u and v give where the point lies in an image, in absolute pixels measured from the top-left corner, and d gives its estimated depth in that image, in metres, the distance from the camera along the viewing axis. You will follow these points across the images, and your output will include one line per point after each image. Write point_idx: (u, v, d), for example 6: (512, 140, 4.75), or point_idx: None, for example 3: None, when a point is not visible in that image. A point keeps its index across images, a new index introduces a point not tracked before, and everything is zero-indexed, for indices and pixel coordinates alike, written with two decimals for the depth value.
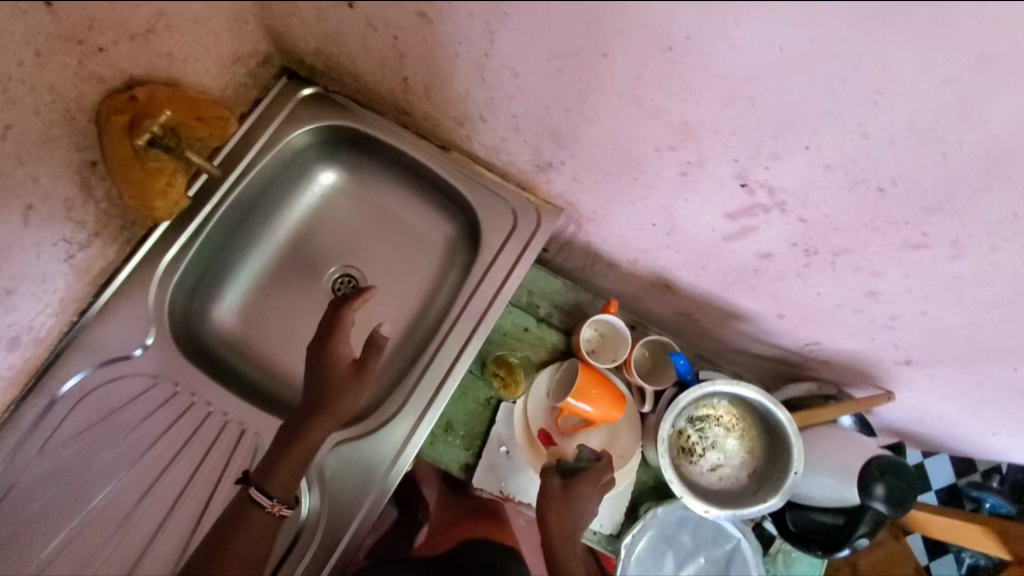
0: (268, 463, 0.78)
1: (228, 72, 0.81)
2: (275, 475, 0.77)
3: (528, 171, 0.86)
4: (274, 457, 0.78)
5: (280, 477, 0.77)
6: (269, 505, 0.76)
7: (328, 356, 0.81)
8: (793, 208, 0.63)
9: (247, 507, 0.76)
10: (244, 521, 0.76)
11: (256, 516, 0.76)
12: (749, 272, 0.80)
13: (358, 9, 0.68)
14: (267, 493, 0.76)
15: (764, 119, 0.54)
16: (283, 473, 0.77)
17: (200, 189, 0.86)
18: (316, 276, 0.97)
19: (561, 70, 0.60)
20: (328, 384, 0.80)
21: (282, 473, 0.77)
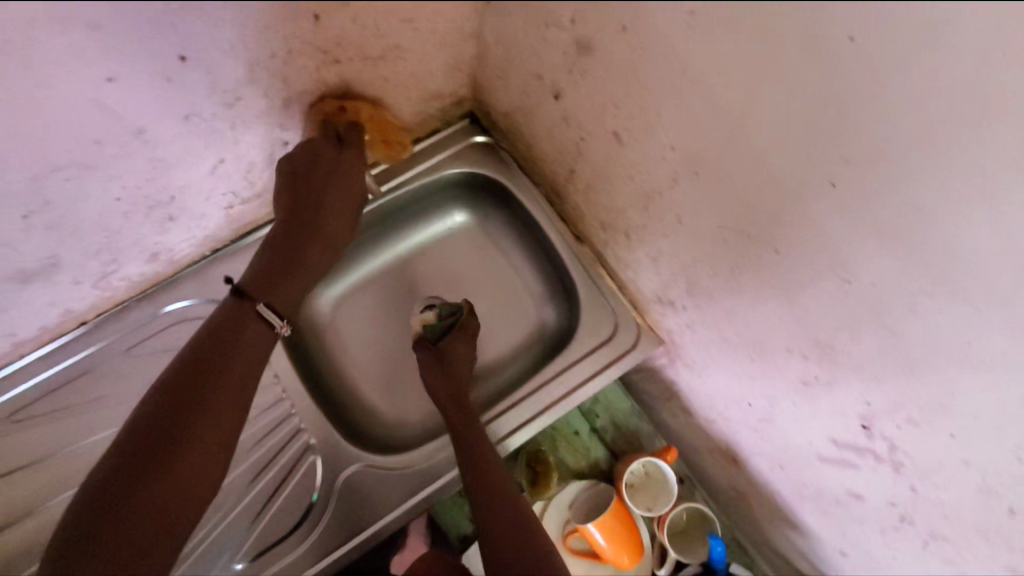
0: (271, 281, 0.72)
1: (425, 104, 0.87)
2: (282, 288, 0.73)
3: (648, 297, 0.86)
4: (271, 278, 0.72)
5: (279, 292, 0.72)
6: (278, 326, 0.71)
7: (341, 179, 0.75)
8: (908, 473, 0.58)
9: (250, 319, 0.69)
10: (237, 331, 0.68)
11: (258, 329, 0.70)
12: (830, 499, 0.74)
13: (562, 103, 0.72)
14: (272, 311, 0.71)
15: (915, 385, 0.50)
16: (291, 281, 0.73)
17: None
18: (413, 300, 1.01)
19: (726, 240, 0.60)
20: (332, 195, 0.75)
21: (291, 284, 0.73)
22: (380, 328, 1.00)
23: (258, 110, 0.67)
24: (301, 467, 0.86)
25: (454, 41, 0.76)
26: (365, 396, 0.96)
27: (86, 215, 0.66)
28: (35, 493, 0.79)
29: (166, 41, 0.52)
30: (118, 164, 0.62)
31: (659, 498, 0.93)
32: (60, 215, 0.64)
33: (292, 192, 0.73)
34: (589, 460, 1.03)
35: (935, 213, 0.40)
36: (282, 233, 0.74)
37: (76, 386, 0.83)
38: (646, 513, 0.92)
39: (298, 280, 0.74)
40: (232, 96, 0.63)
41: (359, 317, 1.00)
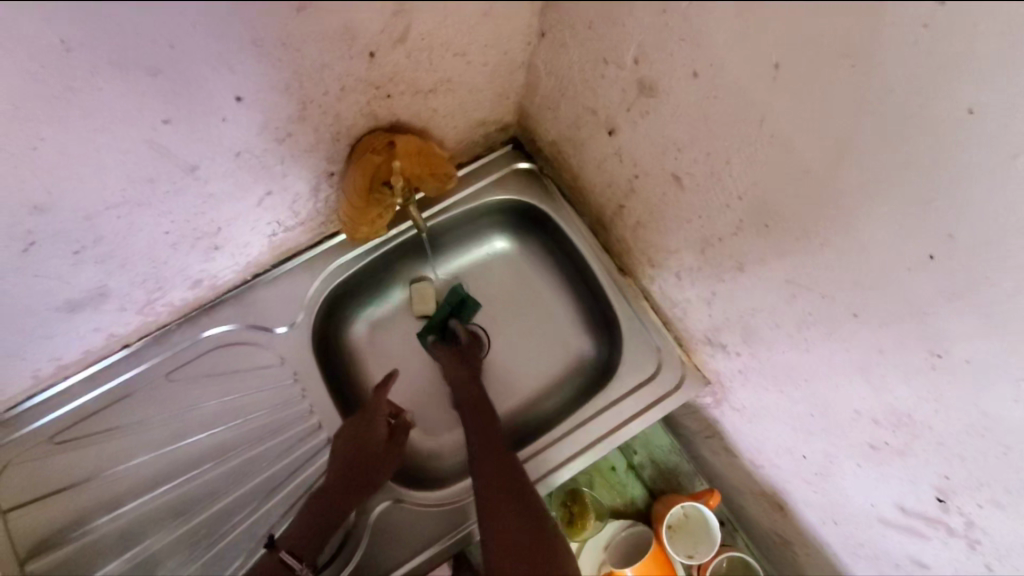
0: (302, 535, 0.78)
1: (471, 131, 0.85)
2: (304, 539, 0.77)
3: (695, 337, 0.82)
4: (302, 530, 0.78)
5: (305, 539, 0.77)
6: (297, 569, 0.74)
7: (364, 442, 0.83)
8: (987, 553, 0.54)
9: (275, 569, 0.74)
10: None
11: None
12: (890, 563, 0.69)
13: (616, 139, 0.70)
14: (294, 556, 0.75)
15: (1007, 469, 0.46)
16: (309, 537, 0.78)
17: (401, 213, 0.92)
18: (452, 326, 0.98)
19: (794, 295, 0.57)
20: (363, 453, 0.83)
21: (312, 535, 0.78)
22: (418, 355, 0.99)
23: (307, 144, 0.66)
24: None
25: (505, 73, 0.73)
26: None
27: (135, 248, 0.66)
28: (73, 516, 0.79)
29: (222, 84, 0.52)
30: (169, 200, 0.62)
31: (701, 544, 0.89)
32: (111, 248, 0.64)
33: (339, 444, 0.83)
34: (626, 500, 1.00)
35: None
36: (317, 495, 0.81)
37: (116, 410, 0.83)
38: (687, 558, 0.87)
39: (324, 523, 0.79)
40: (284, 132, 0.62)
41: (395, 342, 0.99)
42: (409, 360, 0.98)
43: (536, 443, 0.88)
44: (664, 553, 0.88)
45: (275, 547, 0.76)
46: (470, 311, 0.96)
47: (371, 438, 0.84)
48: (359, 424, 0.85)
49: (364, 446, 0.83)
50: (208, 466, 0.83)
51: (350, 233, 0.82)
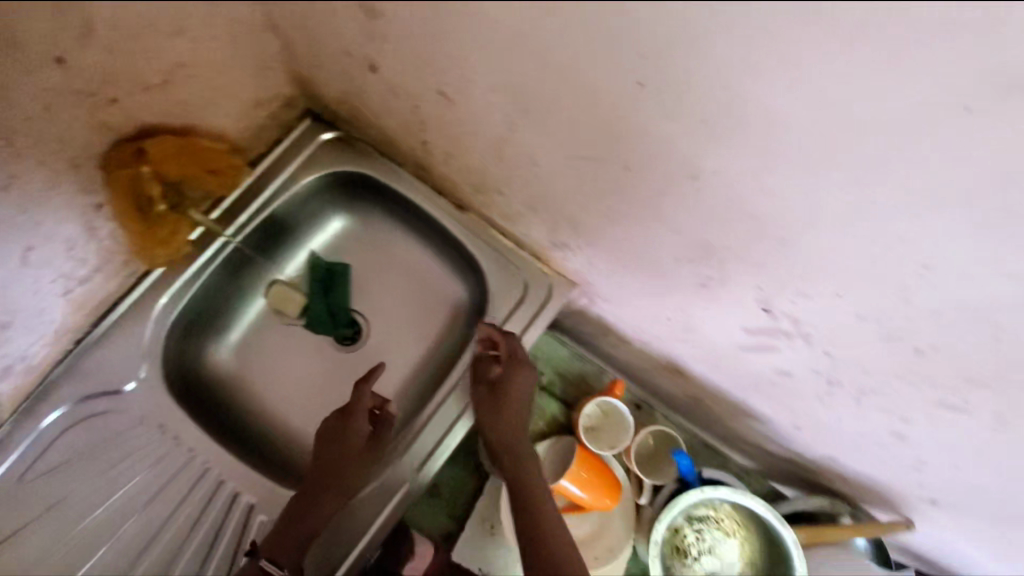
0: (279, 540, 0.73)
1: (249, 115, 0.79)
2: (285, 543, 0.73)
3: (543, 245, 0.83)
4: (283, 532, 0.73)
5: (286, 543, 0.73)
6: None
7: (347, 442, 0.78)
8: (819, 341, 0.57)
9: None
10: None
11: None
12: (768, 382, 0.74)
13: (381, 75, 0.66)
14: (276, 563, 0.71)
15: (790, 258, 0.48)
16: (293, 540, 0.73)
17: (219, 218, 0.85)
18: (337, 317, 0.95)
19: (580, 170, 0.56)
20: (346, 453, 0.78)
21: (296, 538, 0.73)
22: (296, 359, 0.94)
23: (45, 179, 0.60)
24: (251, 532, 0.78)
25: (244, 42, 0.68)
26: (301, 431, 0.91)
27: None
28: None
29: None
30: None
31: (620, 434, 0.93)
32: None
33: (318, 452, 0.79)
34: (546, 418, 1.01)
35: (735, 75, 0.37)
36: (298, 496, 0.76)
37: None
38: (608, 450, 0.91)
39: (306, 529, 0.73)
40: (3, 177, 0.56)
41: (266, 354, 0.94)
42: (288, 366, 0.94)
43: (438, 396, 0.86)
44: (590, 454, 0.90)
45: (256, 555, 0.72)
46: (341, 280, 0.96)
47: (354, 437, 0.79)
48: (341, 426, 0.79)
49: (343, 448, 0.78)
50: (100, 553, 0.76)
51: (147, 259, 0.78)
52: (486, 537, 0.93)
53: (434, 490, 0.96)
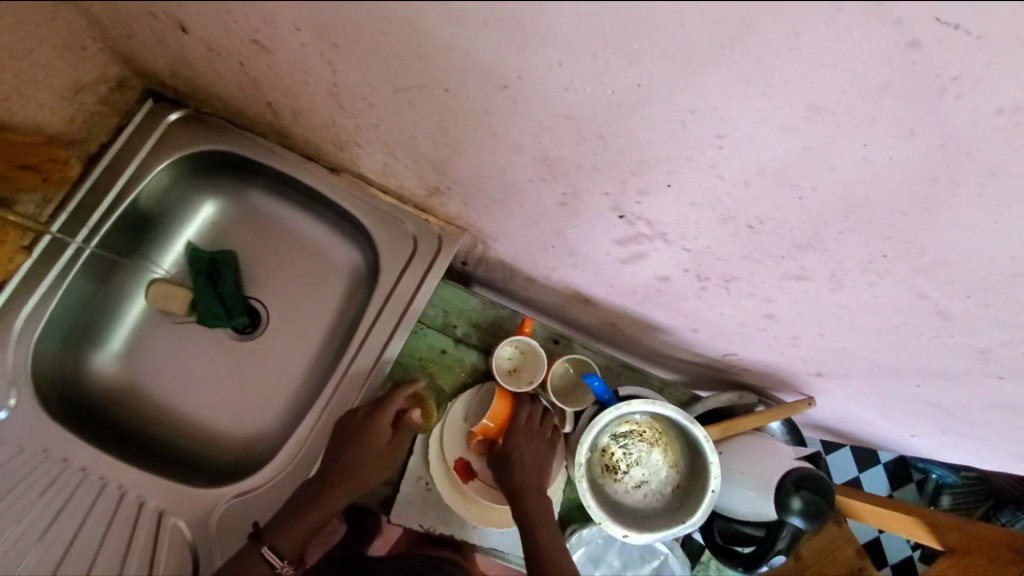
0: (280, 531, 0.75)
1: (69, 103, 0.72)
2: (292, 536, 0.75)
3: (421, 194, 0.81)
4: (289, 525, 0.75)
5: (293, 535, 0.75)
6: (280, 568, 0.74)
7: (365, 442, 0.79)
8: (674, 238, 0.58)
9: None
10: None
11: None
12: (654, 291, 0.76)
13: (194, 34, 0.61)
14: (278, 553, 0.74)
15: (616, 155, 0.47)
16: (298, 532, 0.75)
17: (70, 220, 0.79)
18: (229, 313, 0.90)
19: (412, 102, 0.54)
20: (367, 451, 0.79)
21: (302, 531, 0.76)
22: (191, 356, 0.90)
23: None
24: (164, 538, 0.76)
25: None
26: (209, 428, 0.88)
27: None
28: None
29: None
30: None
31: (537, 371, 0.96)
32: None
33: (338, 451, 0.78)
34: (464, 369, 1.00)
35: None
36: (308, 485, 0.78)
37: None
38: (527, 389, 0.95)
39: (312, 524, 0.76)
40: None
41: (157, 357, 0.89)
42: (183, 365, 0.89)
43: (342, 361, 0.85)
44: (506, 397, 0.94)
45: (260, 539, 0.74)
46: (225, 268, 0.91)
47: (377, 437, 0.80)
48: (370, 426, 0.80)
49: (366, 449, 0.79)
50: None
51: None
52: (421, 493, 0.94)
53: None
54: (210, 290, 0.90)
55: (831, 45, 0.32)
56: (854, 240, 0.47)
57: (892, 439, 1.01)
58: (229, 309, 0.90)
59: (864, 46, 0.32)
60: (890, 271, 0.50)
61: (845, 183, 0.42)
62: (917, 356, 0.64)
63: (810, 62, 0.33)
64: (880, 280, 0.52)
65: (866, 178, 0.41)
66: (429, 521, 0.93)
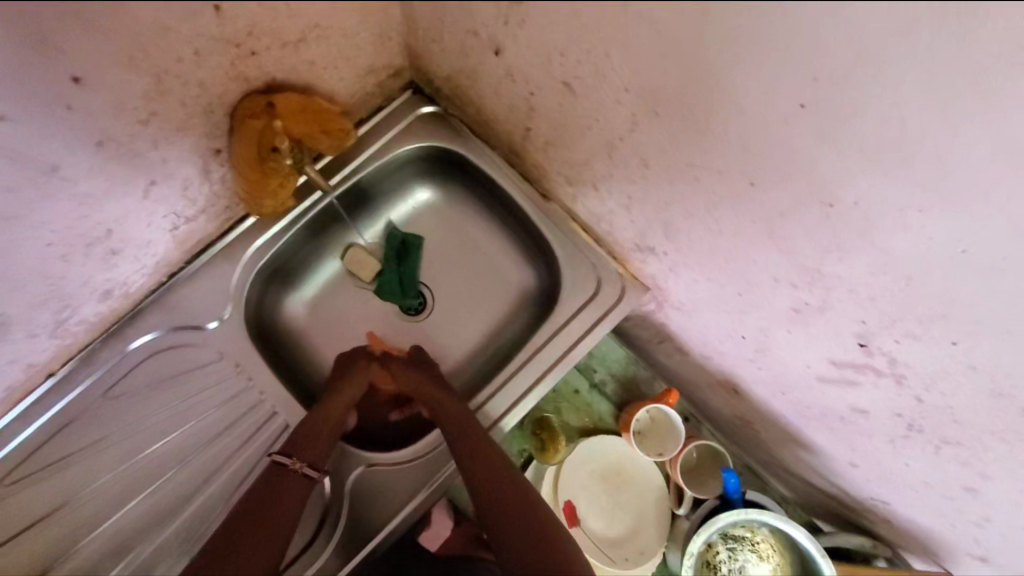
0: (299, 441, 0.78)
1: (361, 80, 0.80)
2: (309, 444, 0.78)
3: (625, 247, 0.83)
4: (302, 434, 0.79)
5: (311, 443, 0.78)
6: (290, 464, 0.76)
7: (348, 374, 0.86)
8: (911, 384, 0.56)
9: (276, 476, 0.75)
10: (274, 486, 0.74)
11: (282, 481, 0.75)
12: (836, 416, 0.73)
13: (504, 58, 0.67)
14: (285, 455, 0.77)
15: (911, 299, 0.47)
16: (314, 442, 0.79)
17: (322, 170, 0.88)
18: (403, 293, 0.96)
19: (697, 179, 0.57)
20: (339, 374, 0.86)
21: (317, 440, 0.79)
22: (362, 320, 0.97)
23: (181, 121, 0.63)
24: None
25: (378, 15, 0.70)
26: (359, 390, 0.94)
27: (20, 266, 0.63)
28: (45, 552, 0.76)
29: (57, 65, 0.49)
30: (41, 206, 0.59)
31: (670, 445, 0.94)
32: None
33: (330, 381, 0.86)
34: (590, 413, 1.02)
35: (917, 121, 0.37)
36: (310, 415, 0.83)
37: (59, 440, 0.79)
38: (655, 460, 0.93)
39: (318, 437, 0.79)
40: (146, 112, 0.59)
41: (335, 312, 0.97)
42: (354, 327, 0.97)
43: (492, 384, 0.88)
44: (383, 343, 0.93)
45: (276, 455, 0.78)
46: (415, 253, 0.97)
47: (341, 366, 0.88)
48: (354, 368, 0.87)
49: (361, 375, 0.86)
50: (170, 474, 0.80)
51: (255, 211, 0.79)
52: None
53: None
54: (394, 268, 0.97)
55: None
56: None
57: None
58: (402, 290, 0.96)
59: None
60: None
61: None
62: None
63: None
64: None
65: None
66: None
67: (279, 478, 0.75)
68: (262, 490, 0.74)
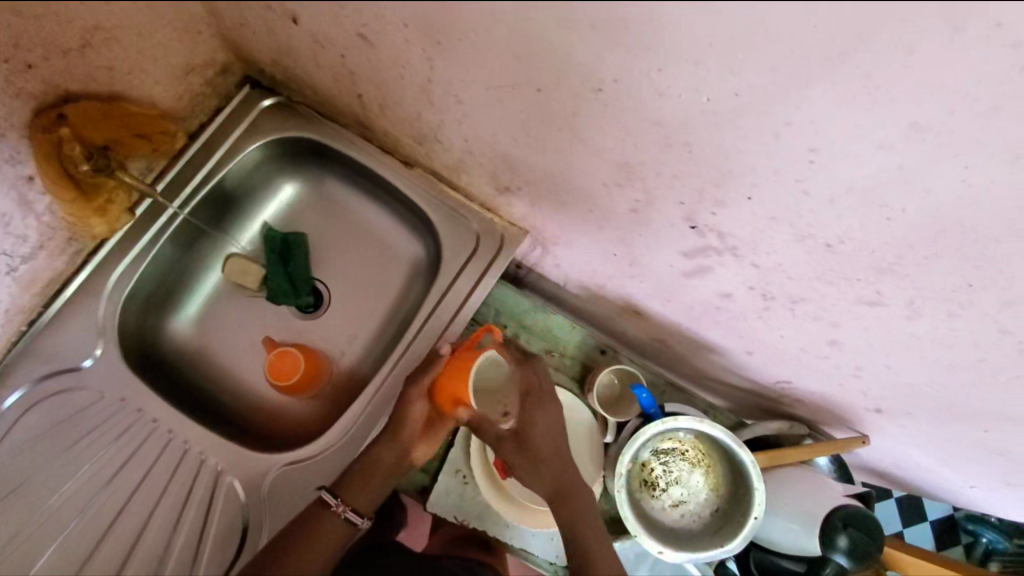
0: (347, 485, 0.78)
1: (181, 81, 0.77)
2: (362, 493, 0.78)
3: (490, 194, 0.83)
4: (356, 483, 0.78)
5: (362, 492, 0.78)
6: (335, 506, 0.77)
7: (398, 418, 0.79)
8: (745, 253, 0.58)
9: (313, 511, 0.77)
10: (306, 518, 0.76)
11: (322, 521, 0.76)
12: (713, 308, 0.75)
13: (303, 26, 0.65)
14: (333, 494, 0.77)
15: (701, 164, 0.49)
16: (369, 491, 0.78)
17: (171, 182, 0.85)
18: (295, 289, 0.94)
19: (501, 101, 0.57)
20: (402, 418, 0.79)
21: (371, 491, 0.78)
22: (254, 326, 0.95)
23: None
24: (221, 494, 0.80)
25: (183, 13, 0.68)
26: (265, 395, 0.93)
27: None
28: None
29: None
30: None
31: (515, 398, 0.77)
32: None
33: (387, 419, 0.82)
34: None
35: None
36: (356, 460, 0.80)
37: None
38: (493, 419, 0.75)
39: (372, 483, 0.78)
40: None
41: (225, 326, 0.94)
42: (248, 335, 0.94)
43: (382, 370, 0.86)
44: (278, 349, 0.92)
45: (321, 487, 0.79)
46: (298, 247, 0.94)
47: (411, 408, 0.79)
48: (399, 411, 0.79)
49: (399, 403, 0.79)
50: (74, 524, 0.77)
51: (88, 234, 0.79)
52: (458, 485, 0.96)
53: None
54: (277, 267, 0.93)
55: (946, 61, 0.34)
56: (938, 266, 0.48)
57: (950, 491, 0.96)
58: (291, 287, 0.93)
59: (975, 61, 0.34)
60: (973, 301, 0.50)
61: (938, 206, 0.43)
62: (987, 397, 0.63)
63: (923, 75, 0.35)
64: (960, 310, 0.51)
65: (962, 201, 0.41)
66: (464, 513, 0.96)
67: (320, 519, 0.76)
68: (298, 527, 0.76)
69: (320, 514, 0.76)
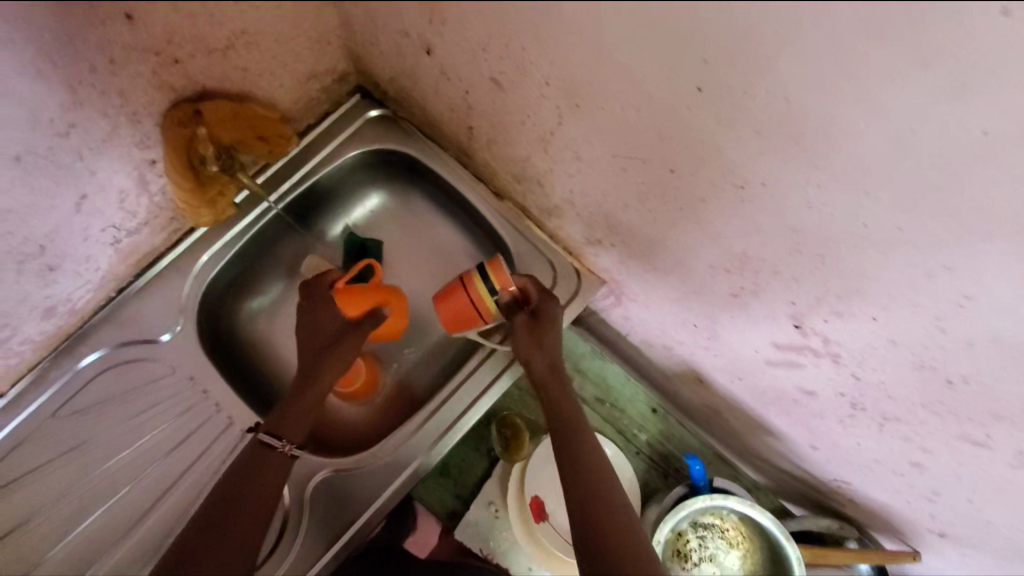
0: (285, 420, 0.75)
1: (301, 87, 0.79)
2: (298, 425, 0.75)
3: (578, 241, 0.83)
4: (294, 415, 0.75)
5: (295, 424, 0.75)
6: (279, 447, 0.72)
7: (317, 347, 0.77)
8: (847, 363, 0.56)
9: (263, 458, 0.71)
10: (253, 466, 0.71)
11: (273, 463, 0.72)
12: (789, 399, 0.73)
13: (435, 58, 0.66)
14: (273, 436, 0.73)
15: (829, 277, 0.48)
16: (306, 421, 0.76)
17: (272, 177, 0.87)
18: None
19: (625, 169, 0.57)
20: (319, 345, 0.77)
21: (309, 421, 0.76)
22: None
23: (105, 133, 0.62)
24: None
25: (314, 23, 0.69)
26: None
27: None
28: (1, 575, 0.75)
29: None
30: None
31: None
32: None
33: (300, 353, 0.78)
34: None
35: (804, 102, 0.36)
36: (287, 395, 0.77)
37: (9, 461, 0.77)
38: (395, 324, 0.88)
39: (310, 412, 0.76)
40: (65, 124, 0.58)
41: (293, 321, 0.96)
42: None
43: (439, 396, 0.86)
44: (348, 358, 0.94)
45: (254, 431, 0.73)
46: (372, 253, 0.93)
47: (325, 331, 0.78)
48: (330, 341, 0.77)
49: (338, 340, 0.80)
50: (127, 489, 0.80)
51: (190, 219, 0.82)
52: (488, 516, 0.96)
53: (442, 468, 0.98)
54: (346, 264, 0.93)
55: None
56: None
57: None
58: None
59: None
60: None
61: None
62: None
63: None
64: None
65: None
66: (489, 548, 0.94)
67: (266, 462, 0.71)
68: (242, 472, 0.70)
69: (264, 459, 0.71)
